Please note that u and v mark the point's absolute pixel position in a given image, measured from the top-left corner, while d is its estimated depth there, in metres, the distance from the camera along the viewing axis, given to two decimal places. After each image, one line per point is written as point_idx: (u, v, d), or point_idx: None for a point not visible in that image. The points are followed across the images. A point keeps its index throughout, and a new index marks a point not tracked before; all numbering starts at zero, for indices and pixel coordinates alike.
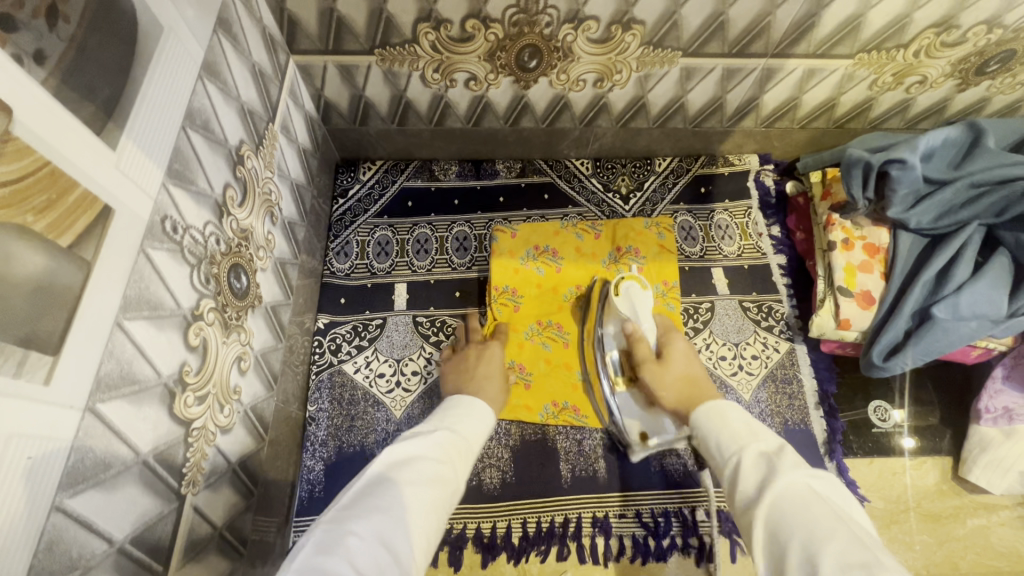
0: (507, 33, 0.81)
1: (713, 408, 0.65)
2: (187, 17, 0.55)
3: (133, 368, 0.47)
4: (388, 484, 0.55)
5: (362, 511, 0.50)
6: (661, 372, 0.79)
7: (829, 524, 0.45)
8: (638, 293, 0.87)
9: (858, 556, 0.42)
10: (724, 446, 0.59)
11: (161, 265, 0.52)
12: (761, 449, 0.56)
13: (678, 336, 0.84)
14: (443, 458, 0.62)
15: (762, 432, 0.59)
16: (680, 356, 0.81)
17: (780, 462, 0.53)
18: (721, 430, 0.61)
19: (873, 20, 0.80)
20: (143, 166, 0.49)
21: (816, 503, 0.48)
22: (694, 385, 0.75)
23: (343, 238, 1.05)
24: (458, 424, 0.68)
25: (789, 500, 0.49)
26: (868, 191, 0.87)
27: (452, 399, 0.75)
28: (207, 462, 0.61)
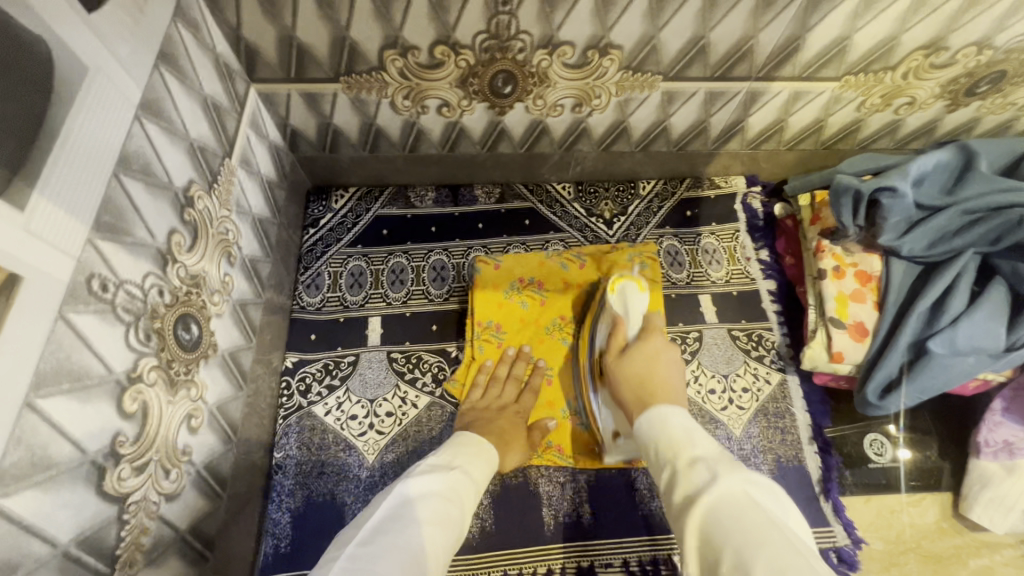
0: (478, 59, 0.77)
1: (655, 413, 0.69)
2: (120, 55, 0.50)
3: (48, 451, 0.43)
4: (399, 523, 0.60)
5: (375, 553, 0.55)
6: (619, 369, 0.79)
7: (763, 532, 0.48)
8: (634, 293, 0.87)
9: (785, 556, 0.45)
10: (663, 452, 0.63)
11: (86, 330, 0.47)
12: (698, 452, 0.60)
13: (659, 336, 0.82)
14: (451, 497, 0.66)
15: (700, 437, 0.63)
16: (644, 356, 0.79)
17: (719, 468, 0.56)
18: (662, 433, 0.66)
19: (859, 43, 0.77)
20: (62, 223, 0.44)
21: (747, 506, 0.51)
22: (647, 387, 0.75)
23: (314, 270, 1.00)
24: (469, 462, 0.72)
25: (725, 505, 0.52)
26: (859, 218, 0.83)
27: (459, 435, 0.79)
28: (148, 535, 0.56)
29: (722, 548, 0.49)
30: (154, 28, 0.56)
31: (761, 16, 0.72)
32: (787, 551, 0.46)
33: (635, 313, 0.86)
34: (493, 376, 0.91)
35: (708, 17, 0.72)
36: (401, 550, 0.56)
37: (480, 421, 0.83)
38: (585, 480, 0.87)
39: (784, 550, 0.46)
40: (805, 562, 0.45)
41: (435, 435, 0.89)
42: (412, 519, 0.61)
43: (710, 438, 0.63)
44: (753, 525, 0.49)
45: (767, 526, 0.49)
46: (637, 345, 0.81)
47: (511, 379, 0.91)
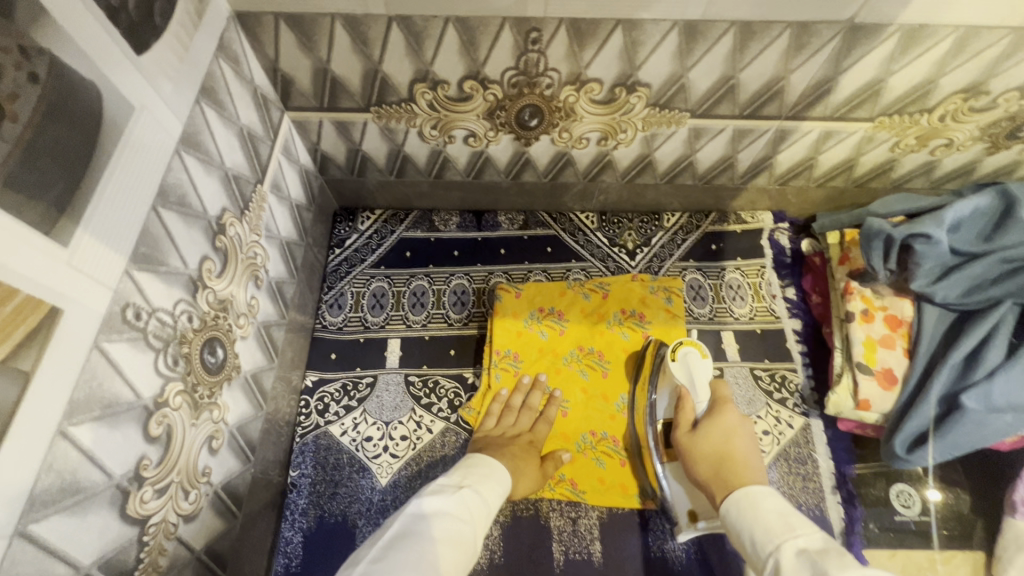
0: (506, 93, 0.78)
1: (747, 497, 0.65)
2: (163, 92, 0.53)
3: (77, 476, 0.44)
4: (412, 539, 0.60)
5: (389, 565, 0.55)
6: (694, 443, 0.77)
7: None
8: (696, 361, 0.85)
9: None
10: (761, 546, 0.58)
11: (118, 357, 0.49)
12: (801, 546, 0.55)
13: (731, 410, 0.80)
14: (464, 515, 0.67)
15: (801, 526, 0.58)
16: (718, 431, 0.77)
17: (825, 558, 0.51)
18: (755, 524, 0.61)
19: (895, 86, 0.75)
20: (102, 256, 0.46)
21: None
22: (728, 466, 0.72)
23: (338, 289, 1.02)
24: (481, 483, 0.73)
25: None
26: (891, 263, 0.81)
27: (477, 458, 0.79)
28: (165, 556, 0.57)
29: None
30: (197, 65, 0.58)
31: (793, 58, 0.71)
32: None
33: (701, 385, 0.84)
34: (507, 404, 0.91)
35: (739, 58, 0.71)
36: (418, 560, 0.57)
37: (492, 450, 0.82)
38: (597, 517, 0.85)
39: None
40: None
41: (448, 462, 0.89)
42: (426, 535, 0.61)
43: (811, 525, 0.58)
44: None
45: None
46: (710, 421, 0.79)
47: (525, 408, 0.90)
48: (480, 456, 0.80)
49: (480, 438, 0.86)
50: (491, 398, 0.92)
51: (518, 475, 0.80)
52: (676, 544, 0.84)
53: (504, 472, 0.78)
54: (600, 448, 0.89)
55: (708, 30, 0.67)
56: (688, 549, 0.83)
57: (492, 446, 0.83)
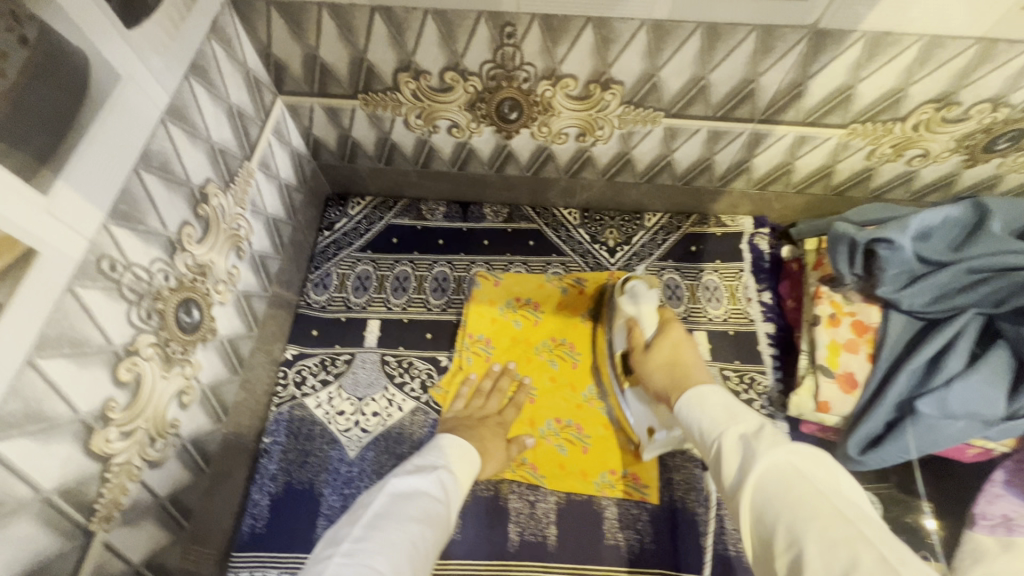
0: (485, 85, 0.81)
1: (695, 396, 0.69)
2: (150, 64, 0.57)
3: (43, 406, 0.48)
4: (393, 520, 0.62)
5: (375, 546, 0.58)
6: (650, 362, 0.83)
7: (814, 508, 0.46)
8: (644, 291, 0.90)
9: (840, 532, 0.44)
10: (708, 434, 0.64)
11: (91, 303, 0.53)
12: (741, 432, 0.60)
13: (676, 324, 0.86)
14: (441, 496, 0.69)
15: (742, 415, 0.62)
16: (669, 343, 0.83)
17: (759, 442, 0.56)
18: (704, 415, 0.66)
19: (864, 93, 0.77)
20: (80, 208, 0.51)
21: (793, 478, 0.50)
22: (680, 369, 0.78)
23: (324, 270, 1.06)
24: (455, 465, 0.75)
25: (771, 478, 0.52)
26: (856, 267, 0.82)
27: (444, 442, 0.78)
28: (127, 497, 0.61)
29: (777, 525, 0.48)
30: (188, 43, 0.63)
31: (760, 61, 0.73)
32: (840, 524, 0.45)
33: (648, 308, 0.89)
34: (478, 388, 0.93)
35: (707, 60, 0.74)
36: (401, 541, 0.59)
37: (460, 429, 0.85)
38: (555, 501, 0.87)
39: (842, 525, 0.44)
40: (857, 535, 0.43)
41: (415, 439, 0.92)
42: (405, 515, 0.63)
43: (752, 413, 0.62)
44: (807, 500, 0.47)
45: (817, 499, 0.47)
46: (660, 336, 0.84)
47: (495, 391, 0.93)
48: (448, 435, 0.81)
49: (447, 419, 0.89)
50: (463, 380, 0.95)
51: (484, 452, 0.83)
52: (631, 534, 0.85)
53: (476, 456, 0.80)
54: (565, 435, 0.91)
55: (675, 31, 0.70)
56: (642, 539, 0.84)
57: (460, 425, 0.86)
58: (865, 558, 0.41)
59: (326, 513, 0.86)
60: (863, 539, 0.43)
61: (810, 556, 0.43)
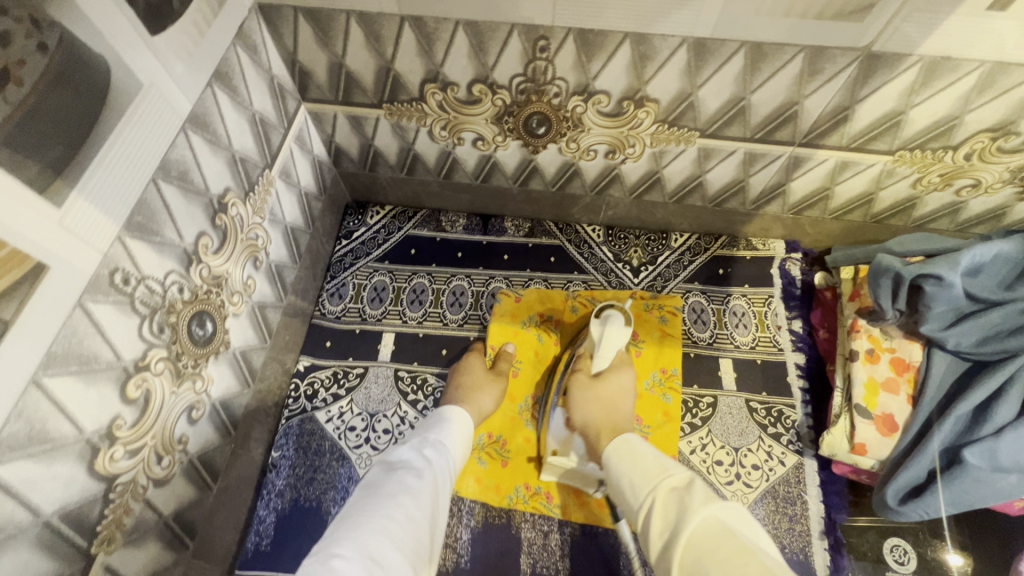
0: (514, 99, 0.78)
1: (625, 446, 0.70)
2: (174, 72, 0.56)
3: (47, 427, 0.46)
4: (367, 504, 0.58)
5: (345, 532, 0.54)
6: (589, 391, 0.82)
7: (739, 561, 0.47)
8: (617, 328, 0.86)
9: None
10: (640, 487, 0.63)
11: (102, 318, 0.51)
12: (673, 486, 0.60)
13: (628, 368, 0.86)
14: (423, 464, 0.65)
15: (674, 466, 0.63)
16: (613, 383, 0.83)
17: (689, 501, 0.56)
18: (635, 469, 0.65)
19: (915, 119, 0.72)
20: (95, 221, 0.49)
21: (721, 535, 0.50)
22: (614, 414, 0.79)
23: (340, 279, 1.04)
24: (432, 430, 0.71)
25: (702, 535, 0.51)
26: (899, 302, 0.77)
27: (435, 411, 0.77)
28: (131, 517, 0.59)
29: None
30: (213, 51, 0.62)
31: (806, 83, 0.69)
32: None
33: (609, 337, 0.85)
34: (468, 356, 0.93)
35: (749, 80, 0.70)
36: (372, 520, 0.55)
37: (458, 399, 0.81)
38: (569, 533, 0.84)
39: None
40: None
41: None
42: (381, 494, 0.59)
43: (681, 466, 0.62)
44: (732, 557, 0.47)
45: (745, 555, 0.47)
46: (610, 371, 0.85)
47: (494, 374, 0.90)
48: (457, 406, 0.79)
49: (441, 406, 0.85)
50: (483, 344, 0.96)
51: (481, 416, 0.82)
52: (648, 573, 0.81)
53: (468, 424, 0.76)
54: None
55: (718, 49, 0.66)
56: None
57: (456, 395, 0.83)
58: None
59: None
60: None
61: None
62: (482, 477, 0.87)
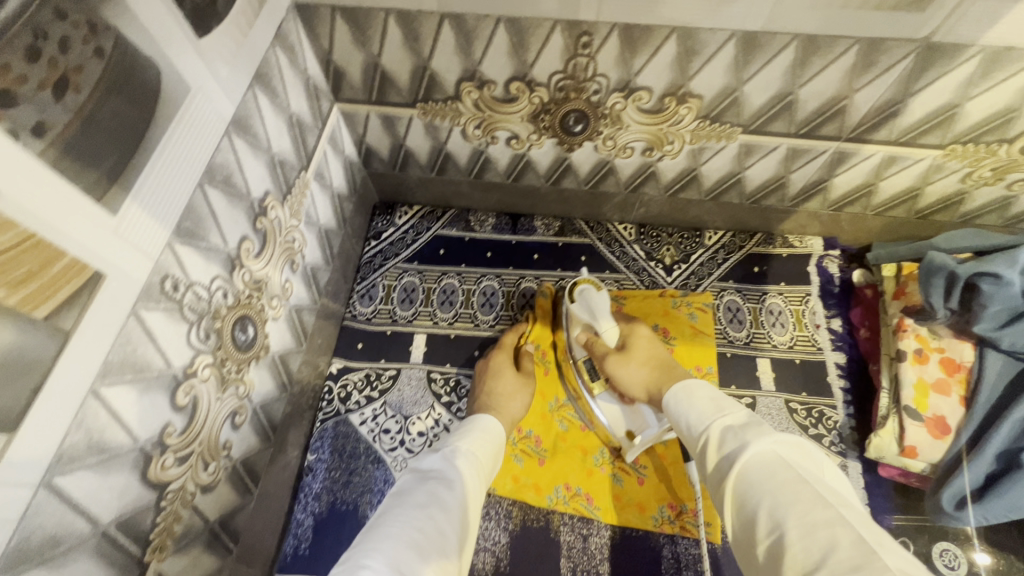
0: (552, 97, 0.77)
1: (683, 389, 0.67)
2: (219, 75, 0.55)
3: (104, 437, 0.46)
4: (396, 512, 0.57)
5: (374, 541, 0.53)
6: (625, 362, 0.81)
7: (794, 491, 0.49)
8: (596, 297, 0.86)
9: (821, 518, 0.46)
10: (696, 428, 0.62)
11: (153, 326, 0.50)
12: (727, 424, 0.59)
13: (640, 328, 0.86)
14: (454, 475, 0.64)
15: (727, 405, 0.61)
16: (642, 344, 0.82)
17: (746, 432, 0.56)
18: (690, 410, 0.64)
19: (971, 112, 0.70)
20: (147, 226, 0.48)
21: (779, 466, 0.52)
22: (666, 366, 0.78)
23: (370, 280, 1.03)
24: (463, 439, 0.69)
25: (758, 465, 0.53)
26: (952, 302, 0.75)
27: (466, 421, 0.75)
28: (181, 523, 0.59)
29: (758, 507, 0.50)
30: (254, 52, 0.61)
31: (859, 76, 0.67)
32: (820, 511, 0.47)
33: (601, 310, 0.84)
34: (494, 357, 0.90)
35: (798, 74, 0.68)
36: (399, 531, 0.54)
37: (490, 408, 0.81)
38: (609, 536, 0.82)
39: (823, 512, 0.47)
40: (840, 519, 0.46)
41: None
42: (411, 502, 0.58)
43: (736, 402, 0.61)
44: (787, 487, 0.50)
45: (798, 483, 0.50)
46: (630, 337, 0.84)
47: (522, 376, 0.89)
48: (484, 415, 0.76)
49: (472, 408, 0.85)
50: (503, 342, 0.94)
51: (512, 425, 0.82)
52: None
53: (495, 431, 0.74)
54: (619, 464, 0.87)
55: (768, 43, 0.64)
56: None
57: (488, 402, 0.83)
58: (845, 537, 0.44)
59: None
60: (843, 522, 0.45)
61: (793, 535, 0.46)
62: (519, 476, 0.86)
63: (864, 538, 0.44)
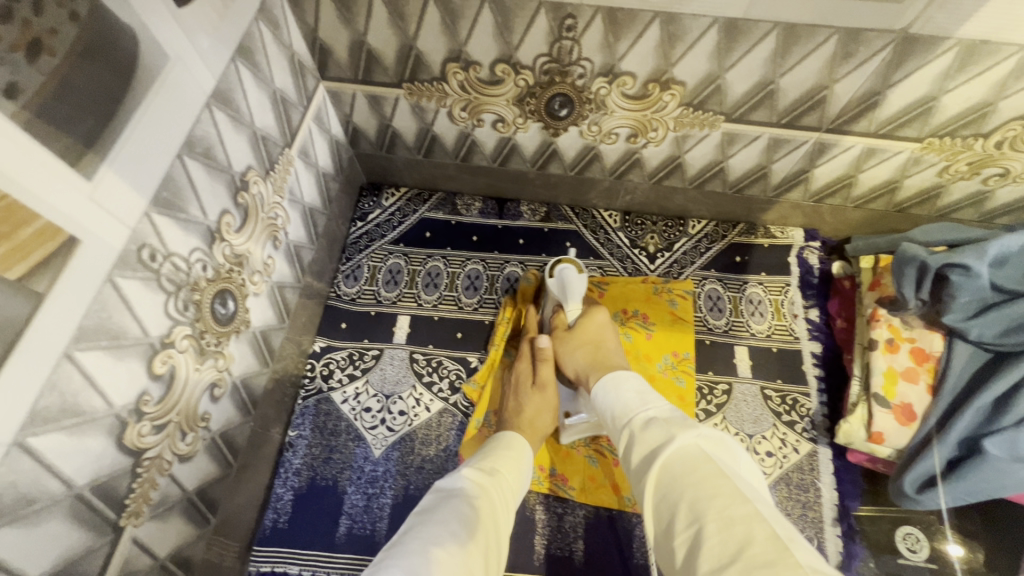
0: (537, 80, 0.77)
1: (611, 378, 0.69)
2: (199, 46, 0.55)
3: (79, 400, 0.47)
4: (421, 529, 0.54)
5: (397, 555, 0.50)
6: (572, 341, 0.81)
7: (714, 484, 0.47)
8: (574, 277, 0.87)
9: (739, 511, 0.44)
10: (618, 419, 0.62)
11: (130, 294, 0.51)
12: (651, 414, 0.58)
13: (600, 310, 0.84)
14: (477, 492, 0.61)
15: (653, 399, 0.61)
16: (592, 325, 0.82)
17: (671, 426, 0.55)
18: (615, 402, 0.64)
19: (948, 105, 0.71)
20: (123, 193, 0.48)
21: (699, 460, 0.50)
22: (603, 353, 0.77)
23: (355, 261, 1.04)
24: (486, 457, 0.67)
25: (679, 461, 0.51)
26: (923, 292, 0.76)
27: (490, 440, 0.73)
28: (157, 491, 0.60)
29: (677, 506, 0.47)
30: (236, 24, 0.60)
31: (838, 66, 0.68)
32: (739, 505, 0.44)
33: (572, 288, 0.86)
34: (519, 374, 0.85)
35: (780, 62, 0.69)
36: (424, 547, 0.51)
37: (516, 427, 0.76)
38: (583, 515, 0.84)
39: (740, 506, 0.44)
40: (756, 514, 0.43)
41: (442, 442, 0.89)
42: (435, 518, 0.56)
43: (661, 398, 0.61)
44: (707, 483, 0.47)
45: (718, 479, 0.47)
46: (583, 317, 0.83)
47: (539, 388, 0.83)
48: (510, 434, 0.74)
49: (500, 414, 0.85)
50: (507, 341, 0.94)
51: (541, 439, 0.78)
52: None
53: (520, 450, 0.72)
54: (595, 446, 0.88)
55: (750, 30, 0.65)
56: None
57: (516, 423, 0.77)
58: (759, 533, 0.42)
59: (349, 512, 0.84)
60: (761, 517, 0.43)
61: (710, 537, 0.43)
62: None
63: (778, 531, 0.42)
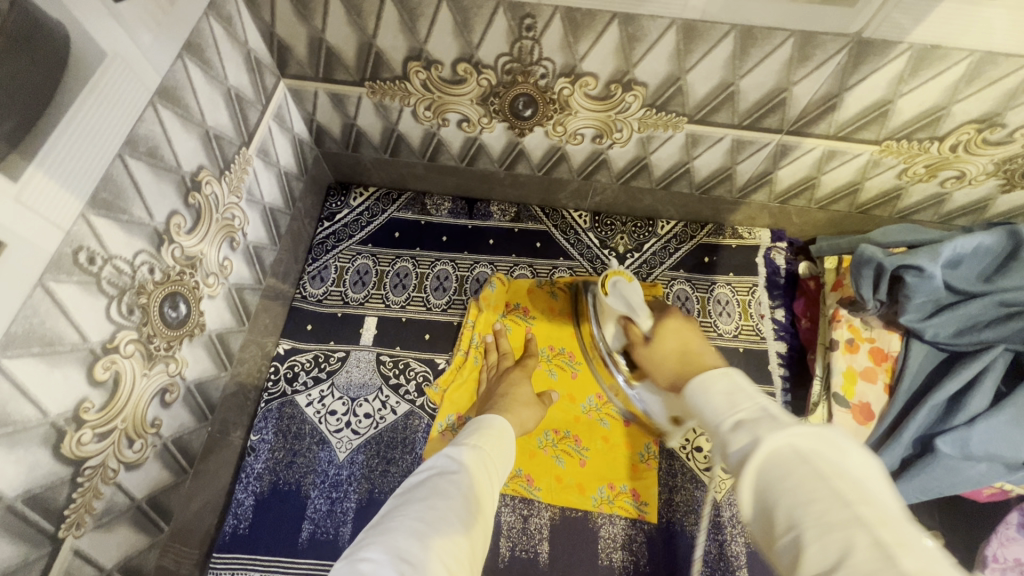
0: (499, 80, 0.77)
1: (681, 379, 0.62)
2: (141, 43, 0.53)
3: (6, 409, 0.45)
4: (402, 509, 0.55)
5: (374, 536, 0.51)
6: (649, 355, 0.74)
7: (810, 486, 0.38)
8: (628, 288, 0.80)
9: (839, 518, 0.36)
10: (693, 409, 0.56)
11: (66, 299, 0.49)
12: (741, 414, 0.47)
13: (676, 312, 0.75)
14: (459, 469, 0.61)
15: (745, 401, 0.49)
16: (669, 333, 0.72)
17: (761, 427, 0.44)
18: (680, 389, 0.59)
19: (903, 109, 0.72)
20: (55, 194, 0.47)
21: (797, 460, 0.40)
22: (686, 360, 0.66)
23: (322, 262, 1.02)
24: (467, 436, 0.68)
25: (774, 463, 0.41)
26: (880, 293, 0.77)
27: (472, 421, 0.73)
28: (101, 501, 0.58)
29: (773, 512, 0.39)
30: (183, 20, 0.59)
31: (796, 69, 0.68)
32: (841, 509, 0.36)
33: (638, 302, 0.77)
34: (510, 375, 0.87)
35: (739, 64, 0.69)
36: (403, 524, 0.52)
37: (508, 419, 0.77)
38: (548, 517, 0.84)
39: (842, 512, 0.36)
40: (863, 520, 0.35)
41: (409, 443, 0.88)
42: (415, 497, 0.56)
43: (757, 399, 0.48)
44: (801, 487, 0.38)
45: (815, 479, 0.38)
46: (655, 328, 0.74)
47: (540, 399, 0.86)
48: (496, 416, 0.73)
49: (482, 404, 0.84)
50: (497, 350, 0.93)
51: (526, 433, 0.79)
52: (625, 555, 0.82)
53: (501, 431, 0.71)
54: (562, 446, 0.88)
55: (708, 31, 0.64)
56: (635, 561, 0.82)
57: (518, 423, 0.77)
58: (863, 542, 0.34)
59: (312, 517, 0.83)
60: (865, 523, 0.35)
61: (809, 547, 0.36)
62: None
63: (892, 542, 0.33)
